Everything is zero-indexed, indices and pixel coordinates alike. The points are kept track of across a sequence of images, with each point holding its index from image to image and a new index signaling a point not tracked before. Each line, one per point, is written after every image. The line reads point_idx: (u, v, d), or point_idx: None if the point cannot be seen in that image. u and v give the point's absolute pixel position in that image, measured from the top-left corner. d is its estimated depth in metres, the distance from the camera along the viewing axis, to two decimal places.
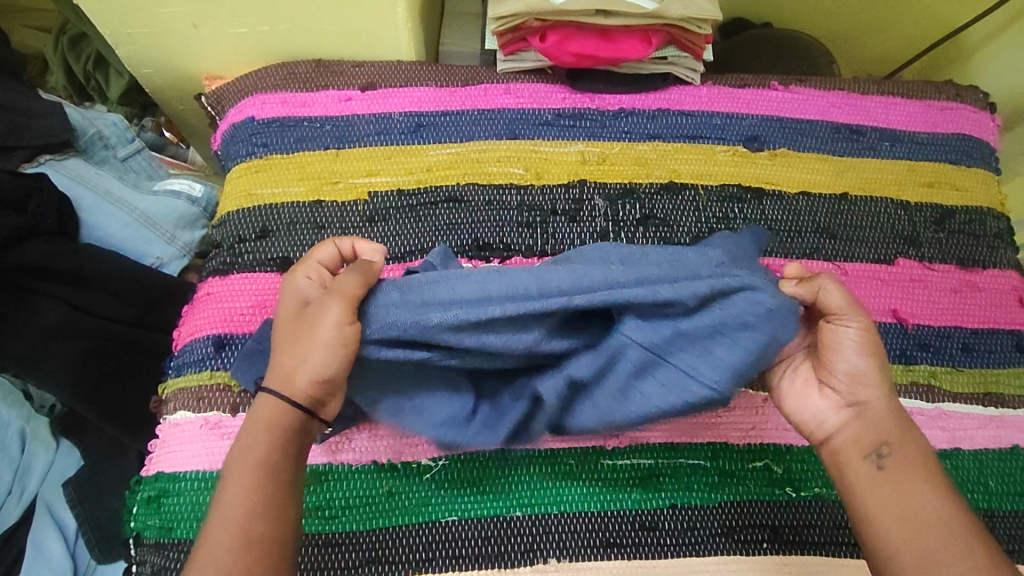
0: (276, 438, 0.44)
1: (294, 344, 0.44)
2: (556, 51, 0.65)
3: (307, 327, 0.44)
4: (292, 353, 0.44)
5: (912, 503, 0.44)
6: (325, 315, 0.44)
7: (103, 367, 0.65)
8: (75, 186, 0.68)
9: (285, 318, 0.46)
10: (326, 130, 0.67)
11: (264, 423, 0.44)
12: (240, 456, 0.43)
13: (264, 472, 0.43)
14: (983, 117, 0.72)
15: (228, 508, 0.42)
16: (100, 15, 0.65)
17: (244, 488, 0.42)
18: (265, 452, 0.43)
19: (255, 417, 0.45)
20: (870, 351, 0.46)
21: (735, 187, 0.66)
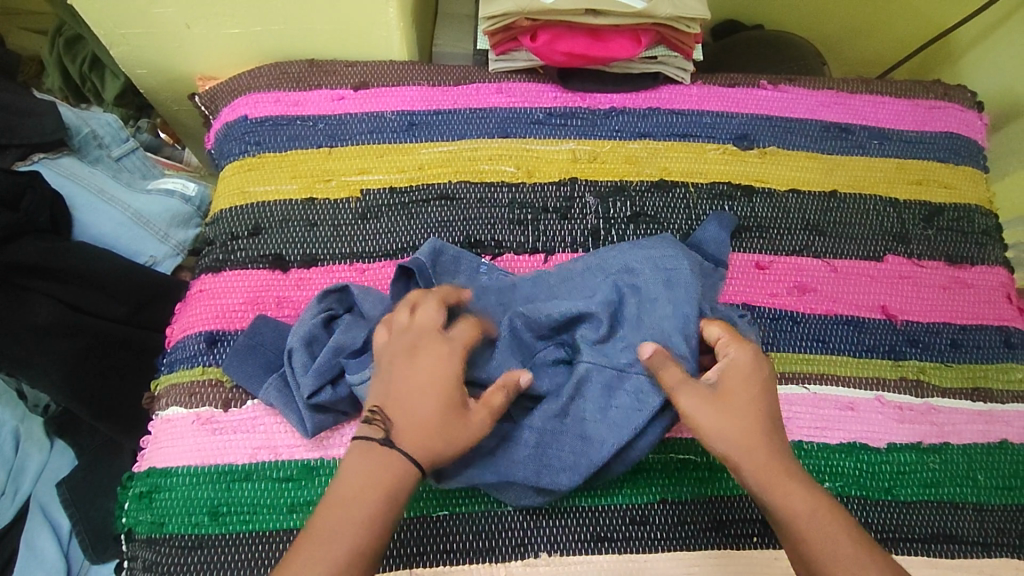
0: (392, 499, 0.41)
1: (443, 434, 0.43)
2: (546, 51, 0.66)
3: (461, 421, 0.44)
4: (443, 438, 0.43)
5: (826, 558, 0.40)
6: (478, 424, 0.45)
7: (96, 365, 0.65)
8: (68, 184, 0.68)
9: (431, 391, 0.44)
10: (319, 129, 0.67)
11: (378, 479, 0.41)
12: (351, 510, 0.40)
13: (374, 532, 0.40)
14: (970, 115, 0.73)
15: (328, 565, 0.38)
16: (94, 16, 0.66)
17: (352, 545, 0.39)
18: (379, 508, 0.41)
19: (364, 465, 0.42)
20: (744, 387, 0.45)
21: (725, 185, 0.67)
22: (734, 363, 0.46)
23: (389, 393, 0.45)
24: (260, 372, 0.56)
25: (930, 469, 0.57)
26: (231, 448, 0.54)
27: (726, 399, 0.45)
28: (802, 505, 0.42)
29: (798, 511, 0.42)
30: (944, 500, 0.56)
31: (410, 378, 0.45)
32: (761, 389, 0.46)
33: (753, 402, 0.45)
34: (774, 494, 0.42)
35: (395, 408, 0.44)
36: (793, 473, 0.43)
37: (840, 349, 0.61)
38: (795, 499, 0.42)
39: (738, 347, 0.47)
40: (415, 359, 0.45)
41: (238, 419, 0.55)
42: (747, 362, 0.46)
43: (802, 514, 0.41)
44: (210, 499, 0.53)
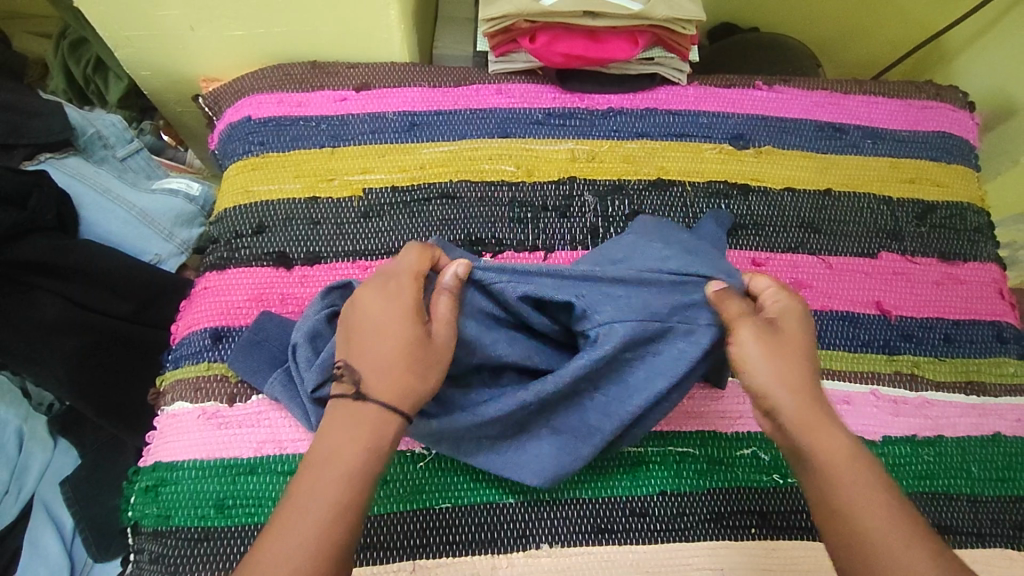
0: (376, 451, 0.43)
1: (413, 366, 0.45)
2: (544, 52, 0.67)
3: (424, 344, 0.46)
4: (412, 370, 0.45)
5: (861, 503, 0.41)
6: (443, 340, 0.47)
7: (102, 362, 0.66)
8: (74, 183, 0.69)
9: (390, 331, 0.46)
10: (322, 129, 0.68)
11: (365, 432, 0.43)
12: (340, 464, 0.42)
13: (359, 484, 0.42)
14: (962, 115, 0.74)
15: (310, 517, 0.40)
16: (100, 18, 0.67)
17: (336, 495, 0.41)
18: (364, 463, 0.42)
19: (349, 423, 0.44)
20: (795, 343, 0.47)
21: (721, 184, 0.68)
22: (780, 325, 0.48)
23: (354, 340, 0.47)
24: (265, 367, 0.57)
25: (925, 461, 0.58)
26: (236, 442, 0.55)
27: (778, 347, 0.47)
28: (837, 449, 0.43)
29: (834, 453, 0.43)
30: (939, 492, 0.57)
31: (370, 321, 0.47)
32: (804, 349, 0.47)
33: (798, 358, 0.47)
34: (813, 437, 0.44)
35: (360, 357, 0.46)
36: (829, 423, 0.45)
37: (835, 344, 0.62)
38: (835, 441, 0.43)
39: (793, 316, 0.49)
40: (369, 301, 0.48)
41: (243, 414, 0.56)
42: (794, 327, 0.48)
43: (836, 456, 0.43)
44: (216, 492, 0.54)
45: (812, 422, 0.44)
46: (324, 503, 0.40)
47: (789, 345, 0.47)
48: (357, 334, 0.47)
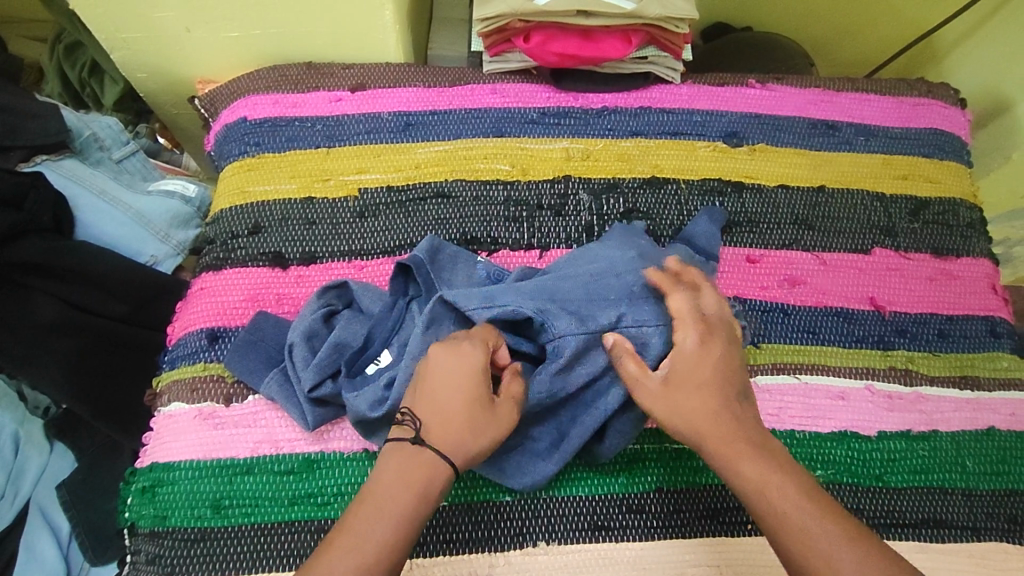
0: (425, 497, 0.43)
1: (474, 435, 0.45)
2: (539, 51, 0.67)
3: (488, 417, 0.45)
4: (472, 435, 0.44)
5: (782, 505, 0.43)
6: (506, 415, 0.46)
7: (97, 363, 0.66)
8: (70, 185, 0.69)
9: (461, 395, 0.45)
10: (317, 130, 0.68)
11: (415, 481, 0.43)
12: (389, 506, 0.42)
13: (407, 528, 0.42)
14: (953, 112, 0.75)
15: (359, 551, 0.40)
16: (96, 20, 0.67)
17: (386, 531, 0.41)
18: (413, 508, 0.42)
19: (403, 466, 0.43)
20: (697, 369, 0.47)
21: (715, 182, 0.68)
22: (682, 351, 0.48)
23: (419, 388, 0.46)
24: (261, 367, 0.57)
25: (920, 456, 0.58)
26: (233, 443, 0.55)
27: (676, 381, 0.47)
28: (754, 473, 0.45)
29: (758, 476, 0.45)
30: (934, 486, 0.57)
31: (439, 377, 0.45)
32: (713, 370, 0.48)
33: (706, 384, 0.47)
34: (729, 463, 0.45)
35: (424, 406, 0.45)
36: (750, 445, 0.46)
37: (830, 340, 0.62)
38: (757, 466, 0.45)
39: (691, 329, 0.48)
40: (438, 356, 0.46)
41: (240, 414, 0.56)
42: (695, 347, 0.48)
43: (759, 479, 0.44)
44: (213, 493, 0.54)
45: (732, 450, 0.46)
46: (368, 543, 0.41)
47: (689, 374, 0.47)
48: (423, 386, 0.46)
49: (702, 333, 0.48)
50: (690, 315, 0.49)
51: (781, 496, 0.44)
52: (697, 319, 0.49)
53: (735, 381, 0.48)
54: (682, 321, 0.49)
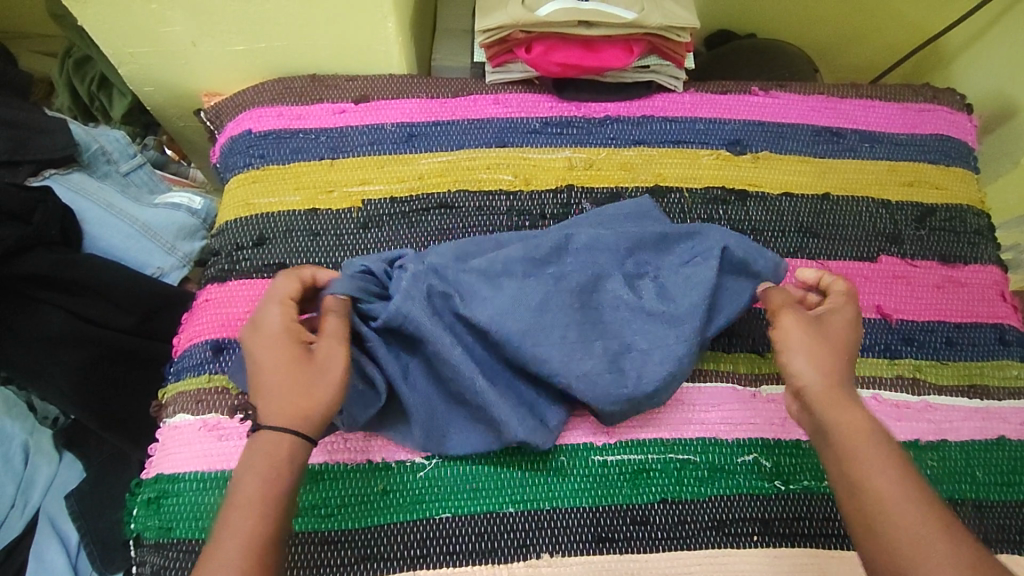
0: (279, 475, 0.43)
1: (301, 386, 0.45)
2: (542, 61, 0.68)
3: (310, 366, 0.46)
4: (306, 391, 0.45)
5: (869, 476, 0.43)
6: (323, 352, 0.47)
7: (104, 374, 0.66)
8: (78, 199, 0.70)
9: (278, 362, 0.46)
10: (320, 142, 0.69)
11: (265, 465, 0.43)
12: (240, 496, 0.42)
13: (265, 508, 0.42)
14: (960, 118, 0.74)
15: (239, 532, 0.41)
16: (104, 35, 0.68)
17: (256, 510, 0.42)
18: (262, 489, 0.42)
19: (253, 457, 0.44)
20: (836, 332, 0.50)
21: (720, 190, 0.68)
22: (829, 314, 0.51)
23: (254, 380, 0.46)
24: None
25: (929, 466, 0.58)
26: (236, 454, 0.55)
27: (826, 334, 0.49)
28: (851, 425, 0.45)
29: (854, 427, 0.45)
30: (944, 497, 0.57)
31: (260, 357, 0.47)
32: (846, 339, 0.50)
33: (836, 348, 0.49)
34: (833, 414, 0.46)
35: (257, 395, 0.46)
36: (846, 398, 0.47)
37: None
38: (855, 418, 0.45)
39: (846, 305, 0.52)
40: (258, 336, 0.48)
41: (244, 425, 0.56)
42: (850, 318, 0.51)
43: (856, 430, 0.45)
44: (217, 505, 0.54)
45: (832, 398, 0.46)
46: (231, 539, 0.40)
47: (836, 331, 0.50)
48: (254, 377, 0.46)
49: (855, 316, 0.52)
50: (849, 297, 0.53)
51: (875, 451, 0.44)
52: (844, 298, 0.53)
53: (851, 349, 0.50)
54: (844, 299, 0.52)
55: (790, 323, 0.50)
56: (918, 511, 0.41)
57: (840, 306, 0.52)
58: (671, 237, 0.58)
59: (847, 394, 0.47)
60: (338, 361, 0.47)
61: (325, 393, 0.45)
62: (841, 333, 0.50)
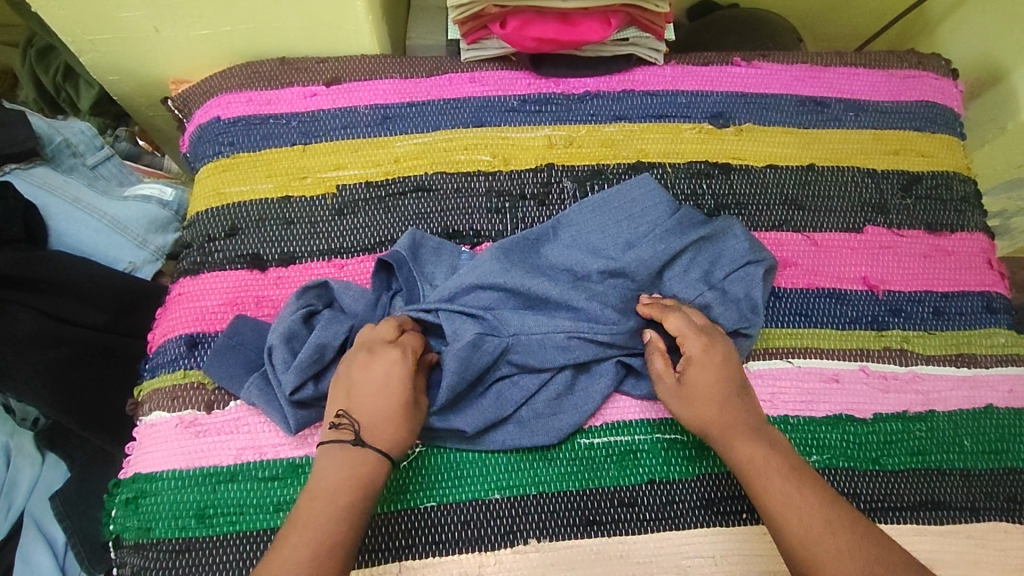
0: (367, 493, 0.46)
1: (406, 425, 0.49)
2: (517, 37, 0.66)
3: (416, 413, 0.50)
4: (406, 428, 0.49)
5: (783, 498, 0.46)
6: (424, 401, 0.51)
7: (79, 374, 0.64)
8: (43, 195, 0.68)
9: (391, 393, 0.49)
10: (292, 127, 0.67)
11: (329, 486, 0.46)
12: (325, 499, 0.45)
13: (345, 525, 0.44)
14: (945, 83, 0.73)
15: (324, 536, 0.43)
16: (60, 22, 0.65)
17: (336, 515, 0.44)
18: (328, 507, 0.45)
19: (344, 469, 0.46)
20: (704, 373, 0.52)
21: (702, 164, 0.67)
22: (693, 360, 0.53)
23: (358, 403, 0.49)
24: (241, 372, 0.55)
25: (917, 437, 0.57)
26: (216, 450, 0.54)
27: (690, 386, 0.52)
28: (748, 453, 0.48)
29: (753, 458, 0.48)
30: (932, 467, 0.56)
31: (367, 379, 0.49)
32: (716, 374, 0.52)
33: (715, 386, 0.52)
34: (729, 447, 0.49)
35: (358, 414, 0.48)
36: (744, 430, 0.50)
37: (823, 322, 0.61)
38: (754, 450, 0.48)
39: (694, 339, 0.53)
40: (371, 365, 0.50)
41: (222, 421, 0.55)
42: (701, 354, 0.53)
43: (751, 461, 0.48)
44: (197, 502, 0.53)
45: (729, 433, 0.50)
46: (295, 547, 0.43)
47: (700, 381, 0.52)
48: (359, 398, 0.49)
49: (705, 340, 0.53)
50: (692, 328, 0.54)
51: (770, 473, 0.47)
52: (698, 331, 0.54)
53: (739, 372, 0.53)
54: (687, 334, 0.54)
55: (665, 397, 0.53)
56: (812, 525, 0.44)
57: (691, 341, 0.53)
58: (694, 243, 0.59)
59: (750, 425, 0.50)
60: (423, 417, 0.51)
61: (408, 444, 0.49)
62: (712, 376, 0.52)
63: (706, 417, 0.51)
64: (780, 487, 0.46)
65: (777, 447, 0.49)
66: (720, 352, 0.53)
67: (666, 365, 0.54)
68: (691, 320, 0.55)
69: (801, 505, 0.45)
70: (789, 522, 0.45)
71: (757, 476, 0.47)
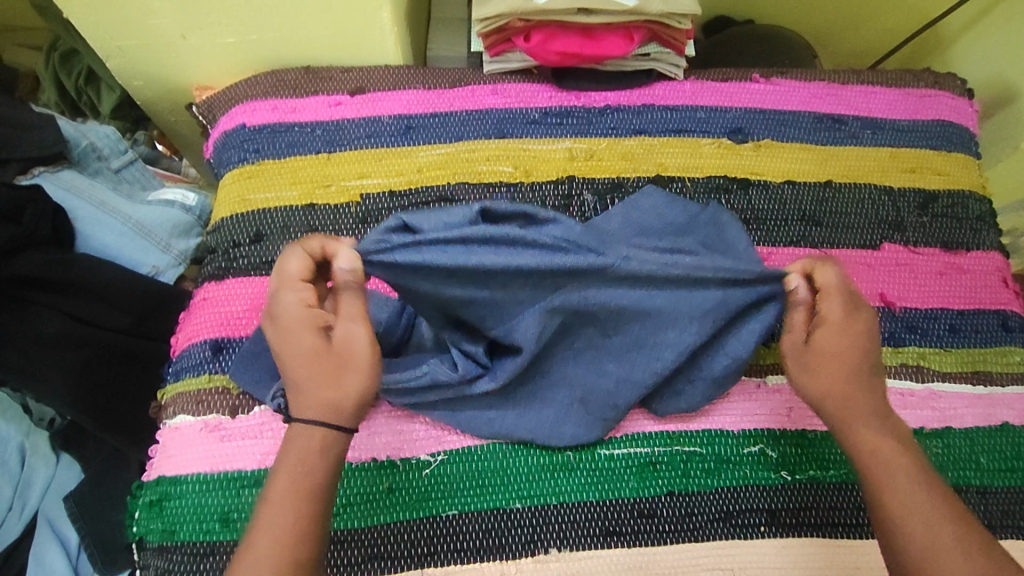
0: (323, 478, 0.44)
1: (330, 377, 0.45)
2: (539, 51, 0.67)
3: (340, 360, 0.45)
4: (332, 383, 0.45)
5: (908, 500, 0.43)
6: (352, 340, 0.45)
7: (103, 376, 0.65)
8: (70, 198, 0.69)
9: (302, 352, 0.45)
10: (317, 135, 0.67)
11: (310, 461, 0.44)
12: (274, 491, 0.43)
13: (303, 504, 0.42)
14: (961, 103, 0.74)
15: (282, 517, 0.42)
16: (91, 28, 0.66)
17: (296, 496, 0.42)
18: (297, 484, 0.43)
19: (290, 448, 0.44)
20: (838, 340, 0.49)
21: (721, 179, 0.67)
22: (830, 319, 0.49)
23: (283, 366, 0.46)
24: (266, 377, 0.56)
25: (933, 454, 0.58)
26: (240, 454, 0.55)
27: (819, 348, 0.49)
28: (872, 442, 0.46)
29: (879, 448, 0.46)
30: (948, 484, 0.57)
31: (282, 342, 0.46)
32: (852, 344, 0.49)
33: (847, 356, 0.48)
34: (852, 430, 0.47)
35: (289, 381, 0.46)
36: (868, 415, 0.47)
37: None
38: (878, 439, 0.46)
39: (838, 301, 0.50)
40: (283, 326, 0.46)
41: (246, 426, 0.55)
42: (842, 317, 0.49)
43: (876, 450, 0.46)
44: (222, 506, 0.53)
45: (854, 415, 0.47)
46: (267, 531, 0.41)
47: (833, 347, 0.49)
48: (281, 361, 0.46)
49: (850, 306, 0.50)
50: (842, 289, 0.50)
51: (895, 468, 0.45)
52: (847, 294, 0.50)
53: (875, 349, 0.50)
54: (831, 294, 0.50)
55: (788, 351, 0.51)
56: (933, 534, 0.42)
57: (833, 302, 0.50)
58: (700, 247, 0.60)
59: (876, 410, 0.48)
60: (360, 345, 0.45)
61: (353, 382, 0.45)
62: (848, 345, 0.48)
63: (834, 392, 0.48)
64: (905, 489, 0.44)
65: (904, 439, 0.47)
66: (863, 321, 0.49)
67: (804, 321, 0.51)
68: (837, 282, 0.50)
69: (928, 507, 0.43)
70: (906, 525, 0.43)
71: (884, 467, 0.45)
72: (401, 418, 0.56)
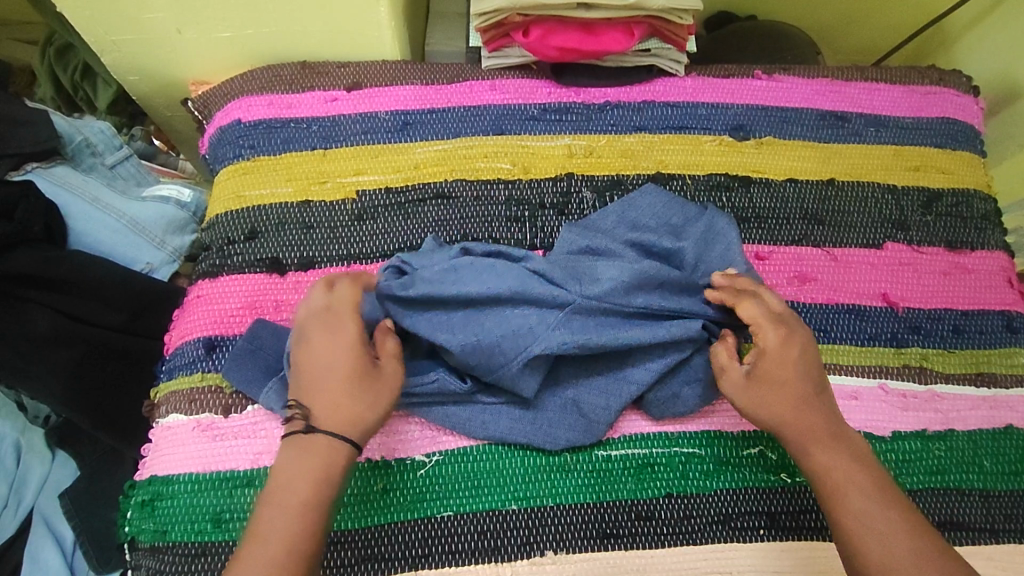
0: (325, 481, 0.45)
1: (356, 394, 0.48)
2: (538, 46, 0.66)
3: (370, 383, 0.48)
4: (356, 401, 0.48)
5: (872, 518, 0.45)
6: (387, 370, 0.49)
7: (96, 373, 0.64)
8: (62, 193, 0.68)
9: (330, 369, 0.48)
10: (313, 131, 0.67)
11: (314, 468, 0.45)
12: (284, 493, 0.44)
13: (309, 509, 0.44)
14: (966, 100, 0.73)
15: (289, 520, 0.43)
16: (84, 22, 0.66)
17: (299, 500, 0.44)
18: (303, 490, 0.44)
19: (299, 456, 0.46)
20: (779, 365, 0.51)
21: (722, 176, 0.67)
22: (767, 348, 0.52)
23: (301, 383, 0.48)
24: (260, 376, 0.55)
25: (935, 457, 0.57)
26: (232, 454, 0.54)
27: (760, 377, 0.51)
28: (826, 463, 0.48)
29: (831, 467, 0.48)
30: (951, 487, 0.56)
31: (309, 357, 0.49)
32: (794, 368, 0.51)
33: (790, 381, 0.51)
34: (806, 453, 0.49)
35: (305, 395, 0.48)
36: (821, 435, 0.49)
37: (841, 338, 0.60)
38: (831, 458, 0.48)
39: (771, 330, 0.53)
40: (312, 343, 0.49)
41: (239, 425, 0.55)
42: (777, 345, 0.52)
43: (830, 469, 0.48)
44: (214, 507, 0.52)
45: (809, 439, 0.49)
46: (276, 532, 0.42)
47: (775, 373, 0.51)
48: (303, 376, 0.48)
49: (782, 332, 0.53)
50: (769, 316, 0.53)
51: (852, 485, 0.47)
52: (775, 320, 0.53)
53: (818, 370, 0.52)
54: (761, 324, 0.53)
55: (731, 386, 0.53)
56: (894, 549, 0.44)
57: (767, 330, 0.53)
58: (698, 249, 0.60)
59: (828, 430, 0.49)
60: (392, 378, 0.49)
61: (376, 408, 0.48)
62: (789, 369, 0.51)
63: (787, 417, 0.50)
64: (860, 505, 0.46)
65: (857, 454, 0.49)
66: (797, 345, 0.52)
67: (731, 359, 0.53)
68: (765, 307, 0.54)
69: (883, 524, 0.45)
70: (864, 539, 0.44)
71: (839, 485, 0.47)
72: (396, 418, 0.55)
